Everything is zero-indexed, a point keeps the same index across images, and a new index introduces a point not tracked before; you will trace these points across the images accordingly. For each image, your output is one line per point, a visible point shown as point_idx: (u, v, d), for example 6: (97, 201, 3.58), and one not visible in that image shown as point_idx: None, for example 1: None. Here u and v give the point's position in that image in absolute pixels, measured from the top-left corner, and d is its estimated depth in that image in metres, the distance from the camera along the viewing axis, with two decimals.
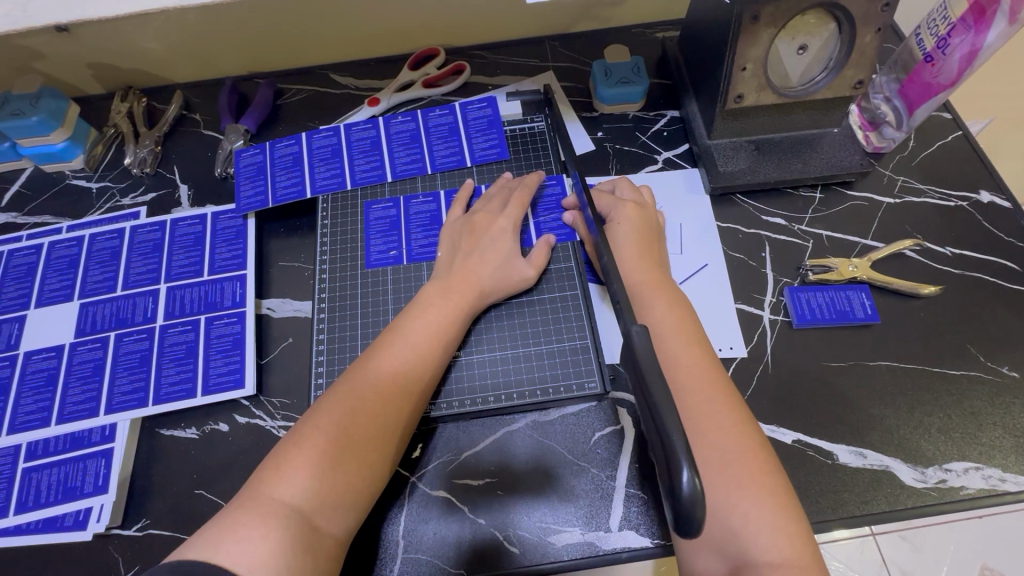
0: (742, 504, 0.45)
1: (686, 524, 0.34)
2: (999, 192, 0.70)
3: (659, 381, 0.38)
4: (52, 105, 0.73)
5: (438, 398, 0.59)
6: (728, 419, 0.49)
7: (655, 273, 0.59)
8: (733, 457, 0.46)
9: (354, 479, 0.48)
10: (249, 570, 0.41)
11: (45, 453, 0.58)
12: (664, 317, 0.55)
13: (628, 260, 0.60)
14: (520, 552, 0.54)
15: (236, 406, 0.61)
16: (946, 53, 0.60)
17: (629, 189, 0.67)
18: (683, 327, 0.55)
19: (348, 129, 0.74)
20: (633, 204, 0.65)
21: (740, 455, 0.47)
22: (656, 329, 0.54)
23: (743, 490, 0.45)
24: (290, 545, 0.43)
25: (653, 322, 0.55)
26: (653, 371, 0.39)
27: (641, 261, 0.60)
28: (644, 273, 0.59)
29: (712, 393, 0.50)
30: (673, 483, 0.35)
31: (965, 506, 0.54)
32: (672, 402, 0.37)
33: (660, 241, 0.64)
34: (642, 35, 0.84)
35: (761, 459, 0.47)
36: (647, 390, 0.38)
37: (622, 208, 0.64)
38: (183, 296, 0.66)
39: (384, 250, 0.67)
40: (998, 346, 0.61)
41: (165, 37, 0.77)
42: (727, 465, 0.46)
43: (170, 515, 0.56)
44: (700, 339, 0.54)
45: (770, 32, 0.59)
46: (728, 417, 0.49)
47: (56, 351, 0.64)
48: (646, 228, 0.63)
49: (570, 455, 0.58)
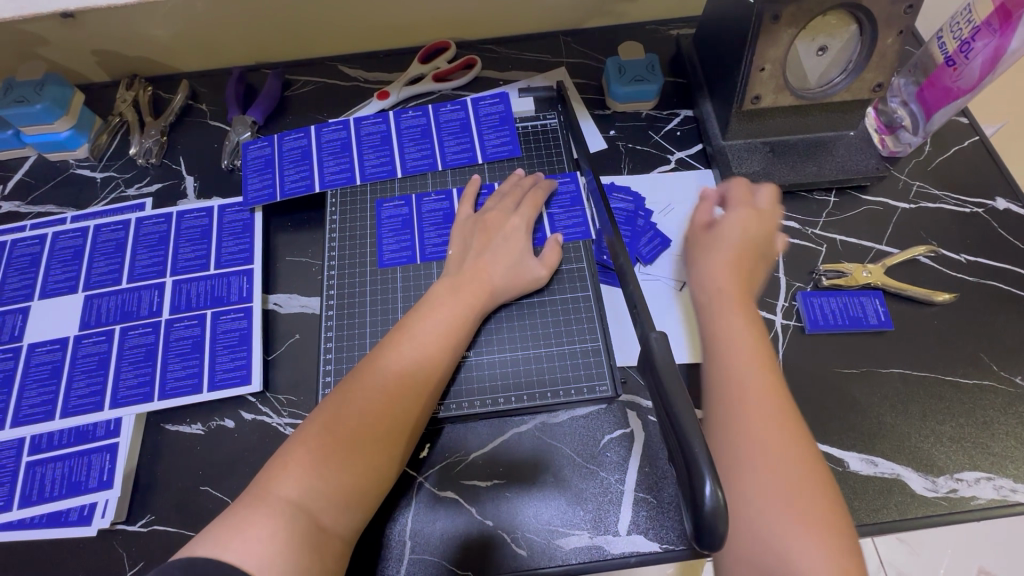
0: (787, 534, 0.41)
1: (708, 539, 0.34)
2: (1015, 199, 0.69)
3: (680, 392, 0.38)
4: (56, 93, 0.72)
5: (447, 399, 0.59)
6: (782, 444, 0.44)
7: (739, 283, 0.54)
8: (792, 492, 0.43)
9: (359, 480, 0.48)
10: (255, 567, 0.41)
11: (49, 446, 0.58)
12: (738, 333, 0.50)
13: (714, 266, 0.56)
14: (528, 555, 0.54)
15: (243, 402, 0.60)
16: (968, 57, 0.59)
17: (765, 197, 0.61)
18: (753, 335, 0.50)
19: (356, 123, 0.73)
20: (750, 207, 0.59)
21: (806, 491, 0.43)
22: (724, 344, 0.50)
23: (805, 525, 0.41)
24: (298, 544, 0.43)
25: (724, 336, 0.51)
26: (673, 383, 0.38)
27: (730, 272, 0.55)
28: (729, 281, 0.54)
29: (782, 430, 0.45)
30: (694, 495, 0.34)
31: (976, 516, 0.54)
32: (693, 411, 0.37)
33: (761, 257, 0.58)
34: (656, 32, 0.83)
35: (828, 497, 0.43)
36: (666, 398, 0.38)
37: (737, 211, 0.59)
38: (189, 290, 0.65)
39: (397, 249, 0.66)
40: (1011, 355, 0.60)
41: (172, 25, 0.76)
42: (787, 496, 0.43)
43: (175, 512, 0.56)
44: (764, 348, 0.50)
45: (791, 33, 0.58)
46: (794, 445, 0.45)
47: (60, 343, 0.63)
48: (752, 237, 0.58)
49: (578, 457, 0.57)
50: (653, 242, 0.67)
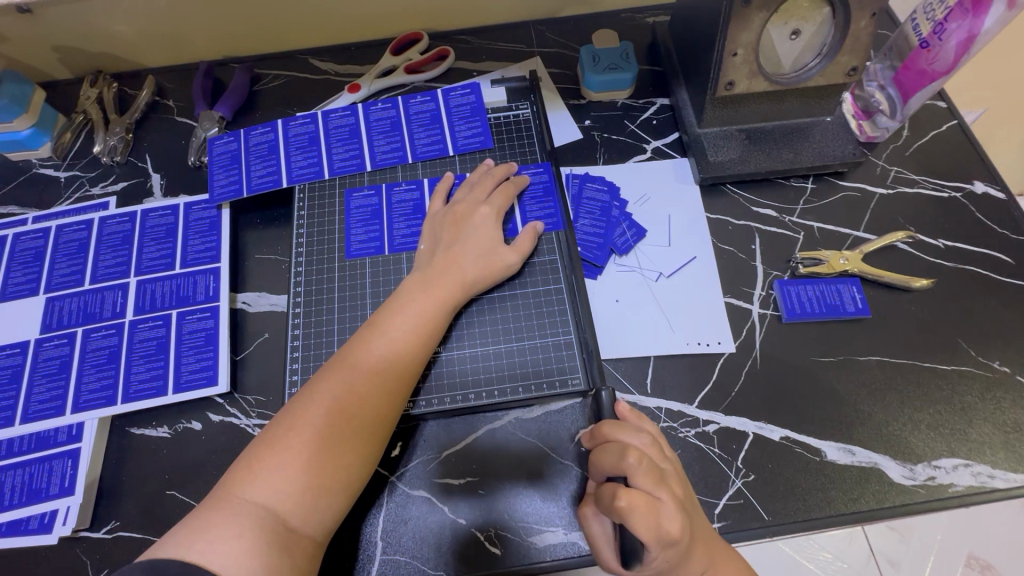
0: None
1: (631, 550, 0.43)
2: (993, 182, 0.69)
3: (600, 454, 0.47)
4: (15, 90, 0.70)
5: (418, 395, 0.57)
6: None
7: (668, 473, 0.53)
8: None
9: (327, 481, 0.46)
10: (221, 568, 0.40)
11: (8, 453, 0.56)
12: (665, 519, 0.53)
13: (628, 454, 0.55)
14: (503, 553, 0.53)
15: (210, 404, 0.59)
16: (942, 38, 0.58)
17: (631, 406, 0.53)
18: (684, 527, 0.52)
19: (325, 116, 0.71)
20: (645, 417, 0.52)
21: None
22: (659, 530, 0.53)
23: None
24: (260, 548, 0.42)
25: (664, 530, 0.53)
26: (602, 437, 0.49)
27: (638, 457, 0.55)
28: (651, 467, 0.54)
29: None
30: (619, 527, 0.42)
31: (954, 503, 0.54)
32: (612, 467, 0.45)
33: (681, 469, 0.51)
34: (632, 20, 0.82)
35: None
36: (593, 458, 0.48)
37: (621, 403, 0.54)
38: (154, 290, 0.63)
39: (365, 240, 0.65)
40: (989, 340, 0.60)
41: (134, 18, 0.74)
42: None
43: (141, 517, 0.54)
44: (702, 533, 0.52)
45: (762, 16, 0.56)
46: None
47: (21, 347, 0.61)
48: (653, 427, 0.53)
49: (553, 453, 0.56)
50: (627, 232, 0.65)
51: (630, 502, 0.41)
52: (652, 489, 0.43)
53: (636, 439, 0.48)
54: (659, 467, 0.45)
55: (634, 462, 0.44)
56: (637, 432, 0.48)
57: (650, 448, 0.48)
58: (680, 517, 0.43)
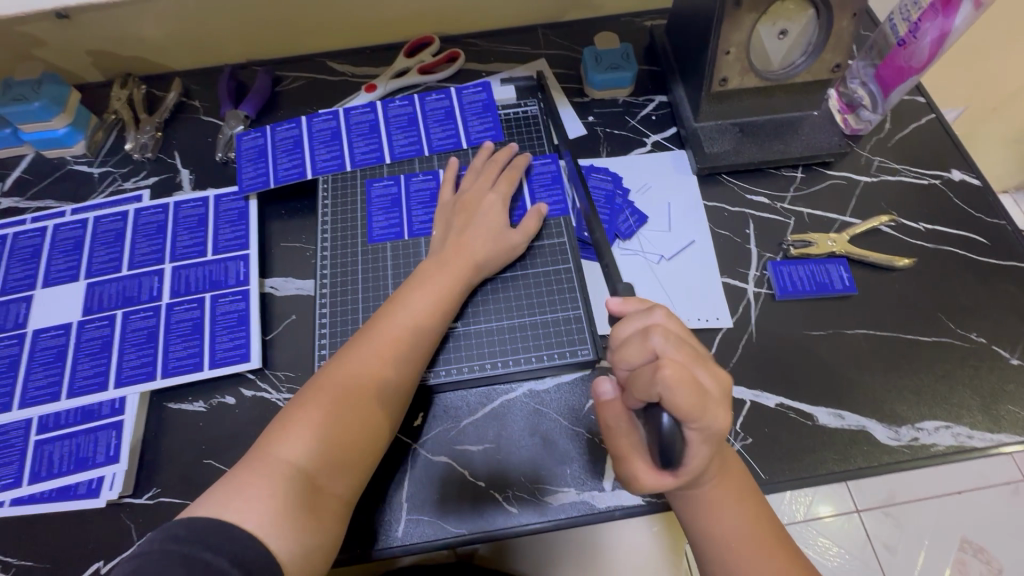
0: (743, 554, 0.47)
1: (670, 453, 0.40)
2: (969, 170, 0.74)
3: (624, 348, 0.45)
4: (53, 91, 0.75)
5: (435, 366, 0.61)
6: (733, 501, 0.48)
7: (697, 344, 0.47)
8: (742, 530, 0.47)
9: (352, 441, 0.50)
10: (257, 521, 0.44)
11: (56, 426, 0.60)
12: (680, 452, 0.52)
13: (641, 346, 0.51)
14: (520, 512, 0.57)
15: (243, 379, 0.63)
16: (917, 36, 0.64)
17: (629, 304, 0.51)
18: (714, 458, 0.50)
19: (346, 113, 0.76)
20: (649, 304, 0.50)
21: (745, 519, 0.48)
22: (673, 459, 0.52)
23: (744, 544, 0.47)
24: (294, 503, 0.46)
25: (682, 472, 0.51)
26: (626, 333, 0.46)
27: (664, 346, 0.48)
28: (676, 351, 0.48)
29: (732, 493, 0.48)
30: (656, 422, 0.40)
31: (937, 462, 0.58)
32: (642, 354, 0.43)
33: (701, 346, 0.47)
34: (631, 23, 0.87)
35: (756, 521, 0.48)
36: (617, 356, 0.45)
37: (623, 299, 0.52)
38: (188, 275, 0.68)
39: (386, 226, 0.69)
40: (966, 314, 0.65)
41: (164, 23, 0.78)
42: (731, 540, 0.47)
43: (181, 483, 0.58)
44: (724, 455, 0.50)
45: (752, 17, 0.61)
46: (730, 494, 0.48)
47: (64, 328, 0.65)
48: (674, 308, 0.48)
49: (566, 421, 0.61)
50: (630, 218, 0.70)
51: (671, 375, 0.39)
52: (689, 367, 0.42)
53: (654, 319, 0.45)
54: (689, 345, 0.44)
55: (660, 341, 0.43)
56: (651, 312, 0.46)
57: (671, 323, 0.45)
58: (717, 397, 0.41)
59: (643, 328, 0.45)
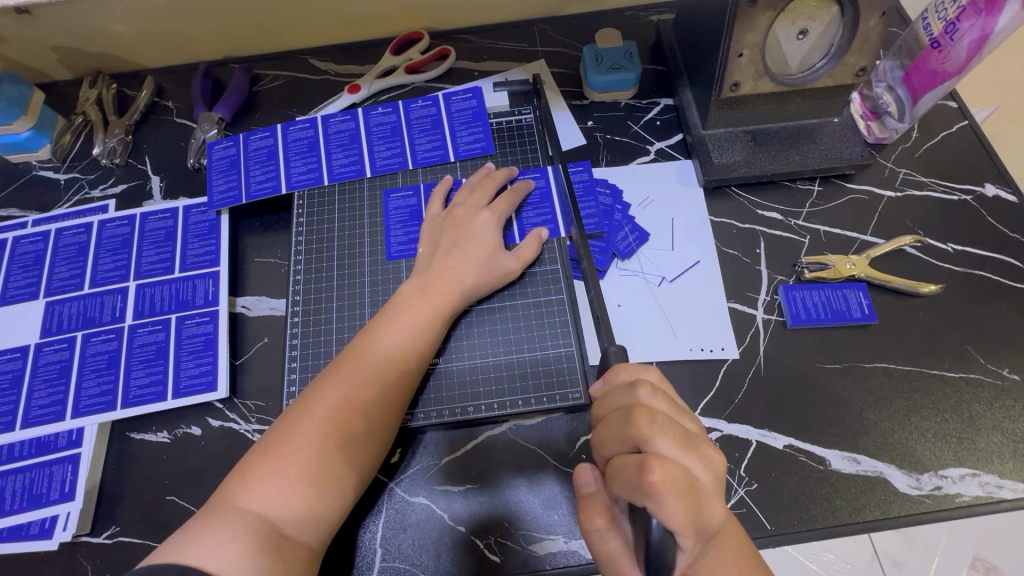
0: None
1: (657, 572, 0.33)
2: (1004, 185, 0.67)
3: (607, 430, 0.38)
4: (13, 91, 0.69)
5: (416, 408, 0.57)
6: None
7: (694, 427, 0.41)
8: None
9: (318, 487, 0.46)
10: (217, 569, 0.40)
11: (9, 458, 0.56)
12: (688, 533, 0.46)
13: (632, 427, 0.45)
14: (504, 562, 0.52)
15: (210, 408, 0.59)
16: (954, 38, 0.57)
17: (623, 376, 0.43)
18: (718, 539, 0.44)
19: (325, 121, 0.70)
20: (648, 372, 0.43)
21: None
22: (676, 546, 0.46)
23: None
24: (256, 551, 0.41)
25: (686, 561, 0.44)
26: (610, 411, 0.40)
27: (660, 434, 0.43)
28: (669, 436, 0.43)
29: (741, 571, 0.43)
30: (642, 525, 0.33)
31: (961, 513, 0.53)
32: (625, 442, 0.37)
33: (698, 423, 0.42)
34: (636, 18, 0.80)
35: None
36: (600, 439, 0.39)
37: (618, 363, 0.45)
38: (154, 294, 0.63)
39: (406, 241, 0.64)
40: (998, 347, 0.59)
41: (134, 19, 0.73)
42: None
43: (141, 522, 0.54)
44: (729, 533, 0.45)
45: (769, 16, 0.55)
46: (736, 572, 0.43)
47: (20, 352, 0.61)
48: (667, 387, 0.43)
49: (558, 462, 0.56)
50: (630, 236, 0.65)
51: (664, 476, 0.34)
52: (680, 457, 0.36)
53: (644, 398, 0.39)
54: (682, 428, 0.38)
55: (648, 427, 0.36)
56: (635, 389, 0.40)
57: (657, 403, 0.39)
58: (708, 495, 0.35)
59: (630, 408, 0.38)
